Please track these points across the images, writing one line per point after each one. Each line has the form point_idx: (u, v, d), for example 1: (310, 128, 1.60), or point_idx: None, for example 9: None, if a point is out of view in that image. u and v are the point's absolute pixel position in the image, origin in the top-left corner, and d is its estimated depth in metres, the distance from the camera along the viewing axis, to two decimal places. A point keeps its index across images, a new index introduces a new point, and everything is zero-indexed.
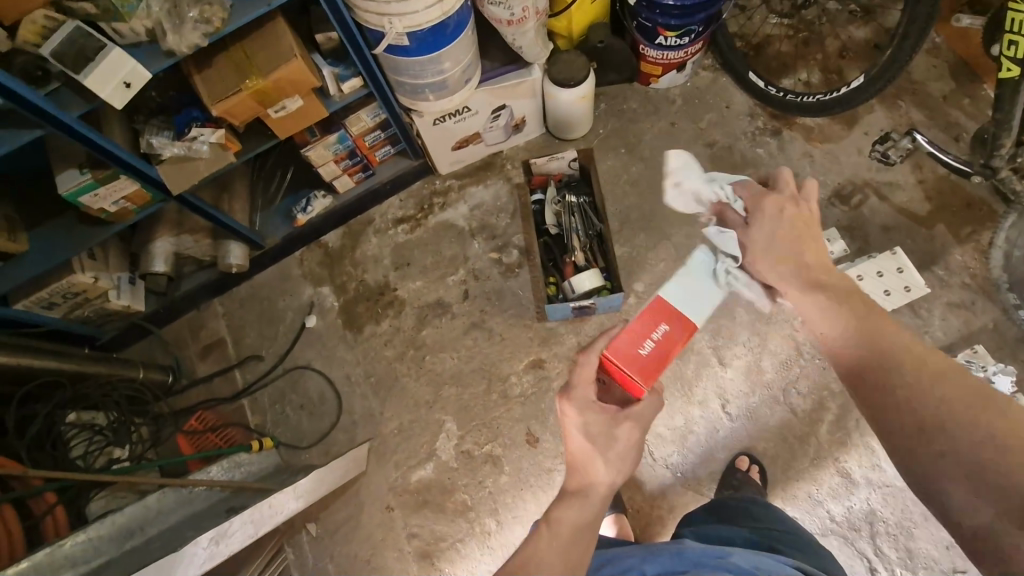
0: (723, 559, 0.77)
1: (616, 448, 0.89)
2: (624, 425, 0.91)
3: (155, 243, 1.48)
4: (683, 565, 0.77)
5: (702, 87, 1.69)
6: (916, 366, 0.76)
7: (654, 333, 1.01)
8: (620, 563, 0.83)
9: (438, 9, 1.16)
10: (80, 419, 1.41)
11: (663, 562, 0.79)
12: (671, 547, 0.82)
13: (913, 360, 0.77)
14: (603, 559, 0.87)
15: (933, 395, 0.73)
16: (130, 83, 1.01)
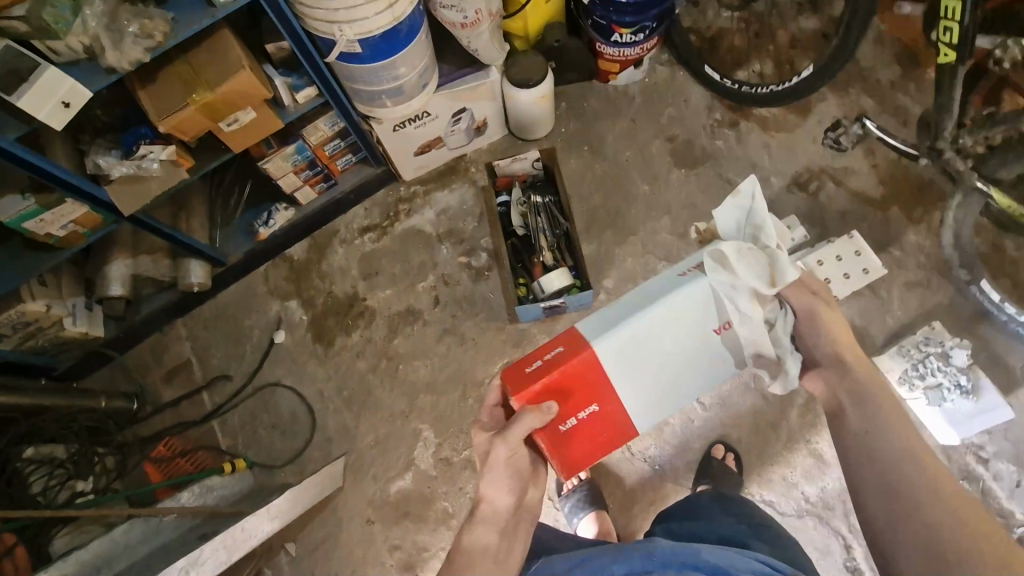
0: (697, 558, 0.78)
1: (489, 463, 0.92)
2: (499, 442, 0.92)
3: (109, 267, 1.42)
4: (654, 567, 0.77)
5: (659, 83, 1.71)
6: (918, 459, 0.87)
7: (548, 353, 0.95)
8: (590, 565, 0.80)
9: (389, 14, 1.14)
10: (37, 454, 1.34)
11: (633, 562, 0.78)
12: (642, 546, 0.81)
13: (912, 456, 0.87)
14: (571, 560, 0.82)
15: (904, 476, 0.85)
16: (70, 103, 0.97)
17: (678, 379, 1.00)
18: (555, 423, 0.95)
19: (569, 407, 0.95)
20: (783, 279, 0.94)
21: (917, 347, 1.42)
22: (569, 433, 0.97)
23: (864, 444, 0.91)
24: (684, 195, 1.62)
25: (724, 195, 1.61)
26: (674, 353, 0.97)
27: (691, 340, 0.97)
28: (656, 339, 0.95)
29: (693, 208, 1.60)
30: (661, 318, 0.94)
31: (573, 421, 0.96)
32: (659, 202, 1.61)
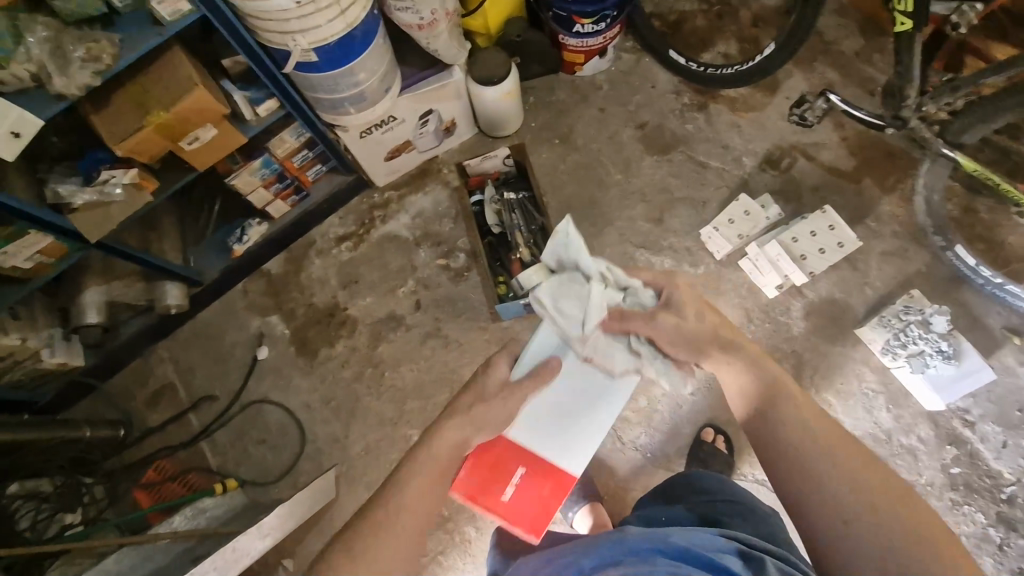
0: (663, 541, 0.77)
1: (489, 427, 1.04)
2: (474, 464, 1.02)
3: (83, 295, 1.40)
4: (621, 555, 0.76)
5: (626, 70, 1.71)
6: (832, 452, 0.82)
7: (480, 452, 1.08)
8: (559, 561, 0.80)
9: (342, 21, 1.13)
10: (23, 489, 1.32)
11: (601, 554, 0.78)
12: (611, 536, 0.80)
13: (824, 449, 0.83)
14: (546, 556, 0.83)
15: (820, 473, 0.81)
16: (20, 133, 0.95)
17: (590, 419, 1.10)
18: (495, 492, 1.06)
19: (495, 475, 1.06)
20: (601, 310, 1.04)
21: (897, 317, 1.42)
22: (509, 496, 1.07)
23: (779, 446, 0.86)
24: (657, 181, 1.61)
25: (697, 178, 1.61)
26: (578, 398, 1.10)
27: (582, 384, 1.11)
28: (556, 399, 1.10)
29: (668, 193, 1.60)
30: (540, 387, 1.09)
31: (510, 486, 1.06)
32: (634, 190, 1.61)
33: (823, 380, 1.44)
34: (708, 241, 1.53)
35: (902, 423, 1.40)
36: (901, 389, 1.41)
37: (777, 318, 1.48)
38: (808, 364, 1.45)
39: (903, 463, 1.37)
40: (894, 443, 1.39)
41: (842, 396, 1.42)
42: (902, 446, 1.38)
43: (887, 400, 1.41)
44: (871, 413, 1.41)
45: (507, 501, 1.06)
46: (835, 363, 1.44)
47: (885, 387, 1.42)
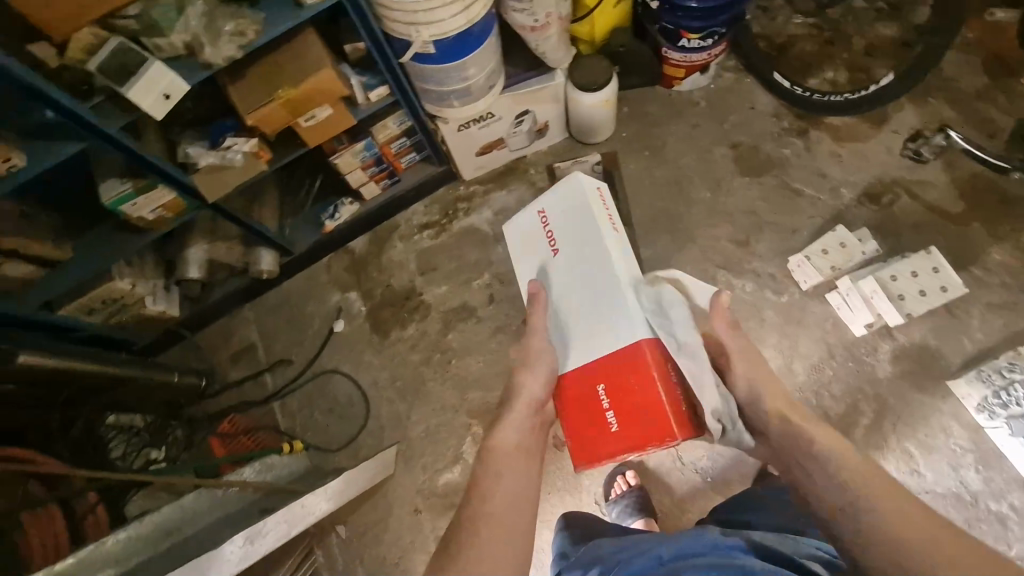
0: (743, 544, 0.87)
1: (540, 366, 1.20)
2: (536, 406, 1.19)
3: (189, 251, 1.51)
4: (699, 548, 0.86)
5: (725, 89, 1.68)
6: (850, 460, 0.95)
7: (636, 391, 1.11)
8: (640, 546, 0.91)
9: (464, 17, 1.17)
10: (118, 422, 1.43)
11: (679, 546, 0.88)
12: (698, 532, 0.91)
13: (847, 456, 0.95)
14: (619, 545, 0.94)
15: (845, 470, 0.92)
16: (169, 95, 1.05)
17: (582, 307, 1.22)
18: (605, 435, 1.14)
19: (592, 409, 1.16)
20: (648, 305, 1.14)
21: (999, 373, 1.33)
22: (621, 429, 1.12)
23: (800, 443, 1.00)
24: (746, 203, 1.58)
25: (789, 204, 1.56)
26: (574, 300, 1.23)
27: (579, 274, 1.23)
28: (567, 306, 1.24)
29: (756, 216, 1.56)
30: (563, 305, 1.24)
31: (610, 416, 1.13)
32: (721, 210, 1.58)
33: (906, 429, 1.36)
34: (795, 269, 1.48)
35: (992, 487, 1.30)
36: (994, 451, 1.32)
37: (862, 358, 1.41)
38: (891, 410, 1.37)
39: (989, 531, 1.27)
40: (980, 507, 1.29)
41: (926, 448, 1.34)
42: (990, 512, 1.28)
43: (978, 460, 1.32)
44: (957, 471, 1.32)
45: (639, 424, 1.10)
46: (922, 413, 1.36)
47: (976, 446, 1.33)
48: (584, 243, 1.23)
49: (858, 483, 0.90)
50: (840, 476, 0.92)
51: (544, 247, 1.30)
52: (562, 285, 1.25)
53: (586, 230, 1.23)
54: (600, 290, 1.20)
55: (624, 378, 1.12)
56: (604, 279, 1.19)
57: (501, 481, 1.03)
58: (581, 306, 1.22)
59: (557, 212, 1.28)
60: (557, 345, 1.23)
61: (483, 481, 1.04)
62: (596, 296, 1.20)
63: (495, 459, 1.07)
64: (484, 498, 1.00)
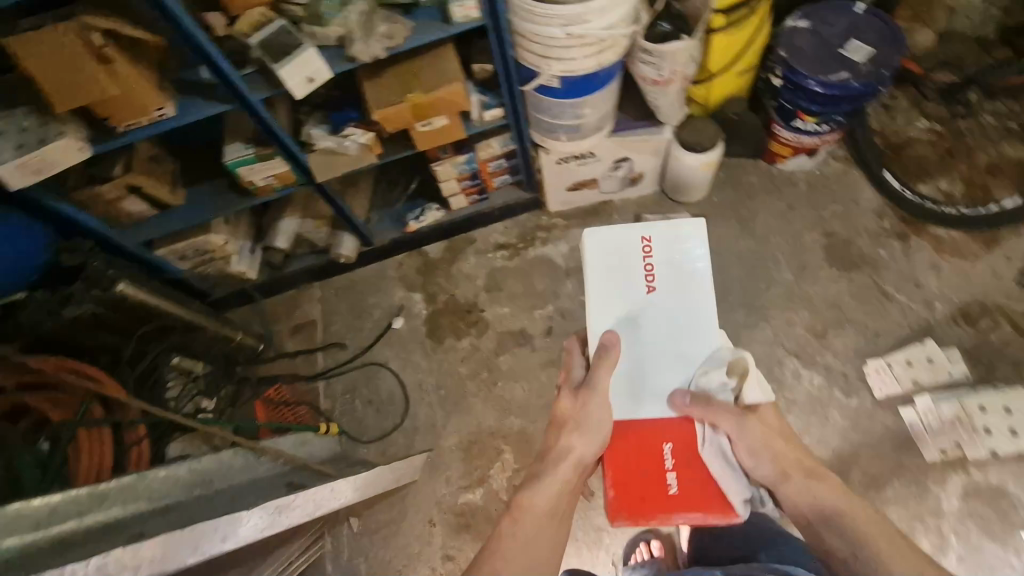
0: None
1: (585, 421, 1.09)
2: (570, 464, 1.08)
3: (281, 222, 1.60)
4: None
5: (830, 176, 1.65)
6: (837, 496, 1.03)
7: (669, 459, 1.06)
8: None
9: (595, 60, 1.21)
10: (181, 365, 1.53)
11: None
12: None
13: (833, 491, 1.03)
14: None
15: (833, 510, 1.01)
16: (312, 79, 1.12)
17: (663, 364, 1.12)
18: (660, 496, 1.03)
19: (650, 468, 1.06)
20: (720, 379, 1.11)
21: None
22: (680, 491, 1.03)
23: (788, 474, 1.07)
24: (830, 295, 1.53)
25: (876, 306, 1.50)
26: (656, 353, 1.13)
27: (669, 326, 1.13)
28: (645, 354, 1.13)
29: (838, 310, 1.51)
30: (639, 352, 1.13)
31: (671, 475, 1.05)
32: (802, 296, 1.53)
33: (966, 574, 1.25)
34: (872, 373, 1.43)
35: None
36: None
37: (928, 484, 1.32)
38: (951, 549, 1.27)
39: None
40: None
41: None
42: None
43: None
44: None
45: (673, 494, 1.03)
46: (985, 560, 1.26)
47: None
48: (684, 296, 1.14)
49: (849, 521, 0.98)
50: (831, 519, 1.00)
51: (636, 287, 1.15)
52: (643, 329, 1.14)
53: (692, 277, 1.14)
54: (688, 349, 1.13)
55: (689, 439, 1.08)
56: (698, 334, 1.13)
57: (514, 545, 0.99)
58: (664, 356, 1.13)
59: (664, 254, 1.16)
60: (621, 397, 1.12)
61: (503, 540, 1.00)
62: (682, 351, 1.13)
63: (523, 522, 1.02)
64: (499, 559, 0.96)
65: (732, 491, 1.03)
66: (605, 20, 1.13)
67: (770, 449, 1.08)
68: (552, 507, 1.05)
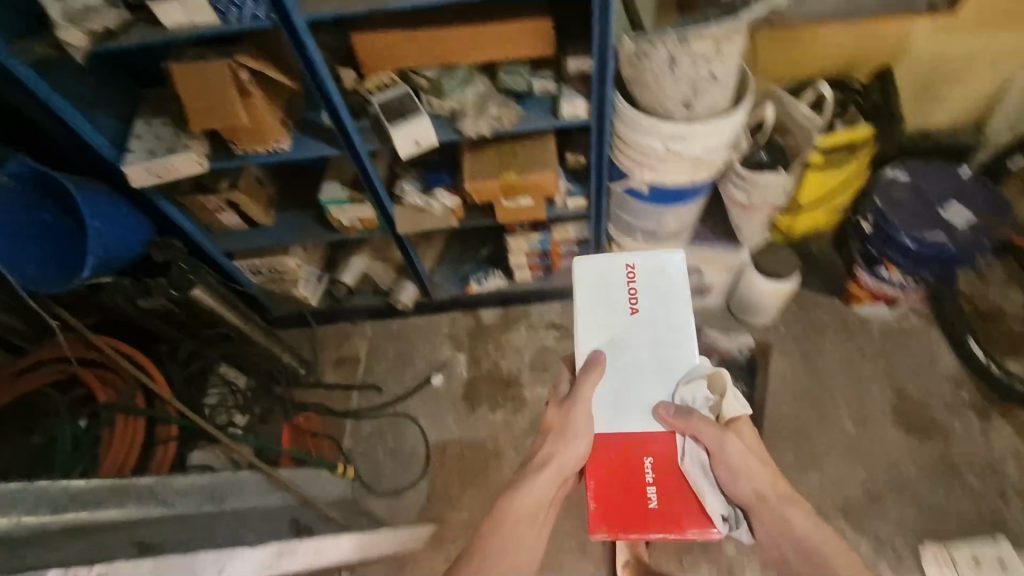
0: None
1: (576, 427, 1.01)
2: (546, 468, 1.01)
3: (353, 259, 1.67)
4: None
5: (909, 330, 1.57)
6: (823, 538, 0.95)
7: (647, 474, 0.99)
8: None
9: (688, 176, 1.23)
10: (227, 374, 1.54)
11: None
12: None
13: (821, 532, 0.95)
14: None
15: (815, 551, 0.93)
16: (419, 142, 1.20)
17: (650, 381, 1.04)
18: (638, 511, 0.97)
19: (627, 478, 0.98)
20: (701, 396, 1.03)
21: None
22: (660, 506, 0.96)
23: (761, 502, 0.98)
24: (892, 458, 1.42)
25: (942, 483, 1.38)
26: (641, 370, 1.05)
27: (652, 337, 1.07)
28: (627, 366, 1.06)
29: (899, 477, 1.40)
30: (619, 364, 1.06)
31: (651, 487, 0.98)
32: (861, 452, 1.43)
33: None
34: (928, 561, 1.30)
35: None
36: None
37: None
38: None
39: None
40: None
41: None
42: None
43: None
44: None
45: (651, 510, 0.97)
46: None
47: None
48: (670, 312, 1.08)
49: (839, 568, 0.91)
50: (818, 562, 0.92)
51: (618, 310, 1.09)
52: (625, 343, 1.07)
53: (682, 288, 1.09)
54: (673, 366, 1.05)
55: (673, 454, 1.00)
56: (681, 347, 1.06)
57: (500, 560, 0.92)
58: (647, 369, 1.05)
59: (650, 273, 1.11)
60: (604, 409, 1.03)
61: (486, 551, 0.93)
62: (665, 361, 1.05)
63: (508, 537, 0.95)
64: None
65: (711, 500, 0.95)
66: (705, 144, 1.16)
67: (742, 466, 0.97)
68: (536, 519, 0.99)
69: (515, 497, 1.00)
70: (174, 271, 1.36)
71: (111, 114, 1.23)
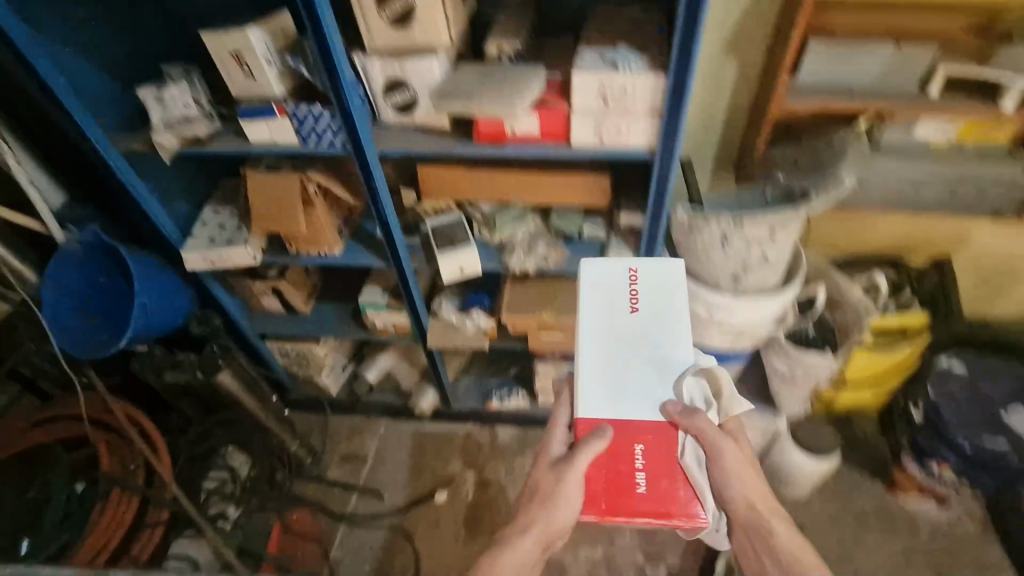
0: None
1: (556, 482, 0.86)
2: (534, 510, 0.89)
3: (380, 356, 1.70)
4: None
5: (963, 537, 1.41)
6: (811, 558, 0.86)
7: (635, 463, 0.84)
8: None
9: (730, 343, 1.19)
10: (232, 458, 1.51)
11: None
12: None
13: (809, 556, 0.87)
14: None
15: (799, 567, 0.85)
16: (464, 270, 1.21)
17: (644, 382, 0.88)
18: (623, 497, 0.83)
19: (615, 463, 0.84)
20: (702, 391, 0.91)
21: None
22: (650, 491, 0.84)
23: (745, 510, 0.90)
24: None
25: None
26: (639, 380, 0.88)
27: (649, 332, 0.90)
28: (619, 364, 0.89)
29: None
30: (611, 363, 0.89)
31: (641, 475, 0.84)
32: None
33: None
34: None
35: None
36: None
37: None
38: None
39: None
40: None
41: None
42: None
43: None
44: None
45: (639, 499, 0.83)
46: None
47: None
48: (670, 306, 0.91)
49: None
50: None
51: (617, 309, 0.92)
52: (619, 339, 0.90)
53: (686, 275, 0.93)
54: (672, 360, 0.89)
55: (670, 444, 0.85)
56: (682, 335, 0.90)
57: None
58: (641, 368, 0.88)
59: (653, 273, 0.94)
60: (594, 412, 0.87)
61: None
62: (663, 355, 0.89)
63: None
64: None
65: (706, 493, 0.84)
66: (752, 318, 1.12)
67: (737, 479, 0.90)
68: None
69: (500, 557, 0.87)
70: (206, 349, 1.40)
71: (185, 200, 1.31)
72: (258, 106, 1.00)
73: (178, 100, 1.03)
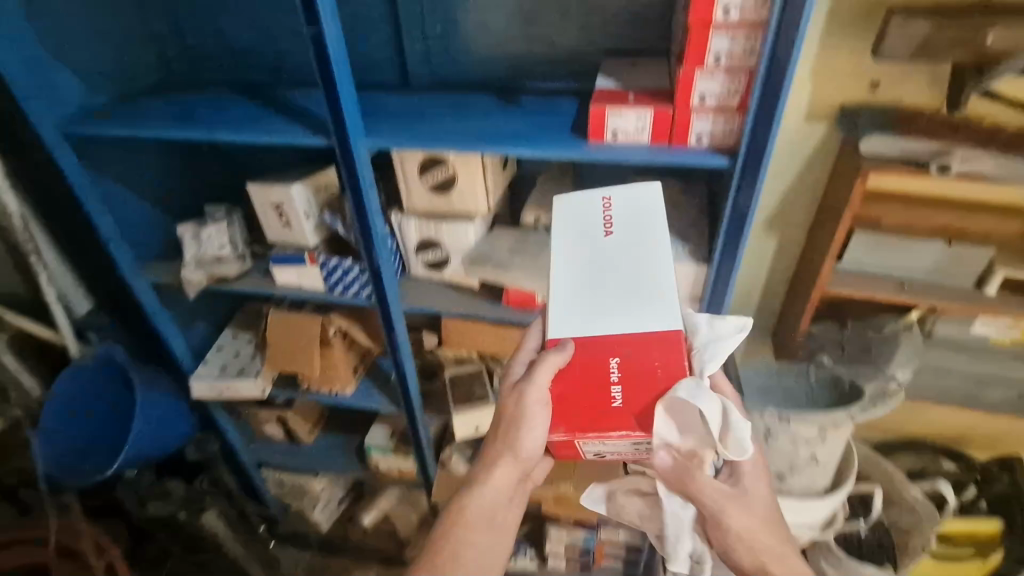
0: None
1: (518, 412, 0.72)
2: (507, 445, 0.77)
3: (381, 494, 1.54)
4: None
5: None
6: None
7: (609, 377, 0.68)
8: None
9: None
10: None
11: None
12: None
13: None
14: None
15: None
16: (480, 428, 1.16)
17: (617, 298, 0.70)
18: (593, 419, 0.68)
19: (586, 383, 0.69)
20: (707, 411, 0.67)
21: None
22: (629, 407, 0.67)
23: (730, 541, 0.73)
24: None
25: None
26: (619, 292, 0.70)
27: (623, 249, 0.71)
28: (588, 283, 0.71)
29: None
30: (578, 284, 0.72)
31: (616, 387, 0.68)
32: None
33: None
34: None
35: None
36: None
37: None
38: None
39: None
40: None
41: None
42: None
43: None
44: None
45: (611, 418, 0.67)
46: None
47: None
48: (651, 225, 0.72)
49: None
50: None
51: (589, 229, 0.73)
52: (588, 259, 0.72)
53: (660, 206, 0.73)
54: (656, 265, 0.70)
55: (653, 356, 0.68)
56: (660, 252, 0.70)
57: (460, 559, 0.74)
58: (613, 287, 0.70)
59: (630, 201, 0.73)
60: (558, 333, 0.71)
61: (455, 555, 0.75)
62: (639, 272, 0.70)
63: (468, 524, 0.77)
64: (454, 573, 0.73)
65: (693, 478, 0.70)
66: (797, 521, 0.99)
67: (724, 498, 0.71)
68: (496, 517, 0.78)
69: (473, 496, 0.78)
70: (196, 484, 1.35)
71: (206, 320, 1.29)
72: (290, 253, 1.00)
73: (214, 239, 1.04)
